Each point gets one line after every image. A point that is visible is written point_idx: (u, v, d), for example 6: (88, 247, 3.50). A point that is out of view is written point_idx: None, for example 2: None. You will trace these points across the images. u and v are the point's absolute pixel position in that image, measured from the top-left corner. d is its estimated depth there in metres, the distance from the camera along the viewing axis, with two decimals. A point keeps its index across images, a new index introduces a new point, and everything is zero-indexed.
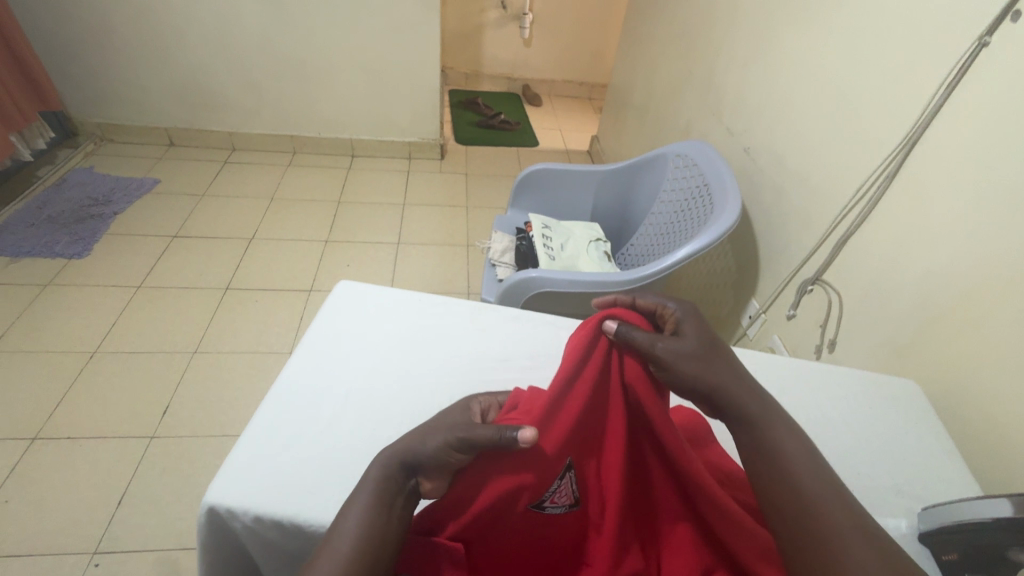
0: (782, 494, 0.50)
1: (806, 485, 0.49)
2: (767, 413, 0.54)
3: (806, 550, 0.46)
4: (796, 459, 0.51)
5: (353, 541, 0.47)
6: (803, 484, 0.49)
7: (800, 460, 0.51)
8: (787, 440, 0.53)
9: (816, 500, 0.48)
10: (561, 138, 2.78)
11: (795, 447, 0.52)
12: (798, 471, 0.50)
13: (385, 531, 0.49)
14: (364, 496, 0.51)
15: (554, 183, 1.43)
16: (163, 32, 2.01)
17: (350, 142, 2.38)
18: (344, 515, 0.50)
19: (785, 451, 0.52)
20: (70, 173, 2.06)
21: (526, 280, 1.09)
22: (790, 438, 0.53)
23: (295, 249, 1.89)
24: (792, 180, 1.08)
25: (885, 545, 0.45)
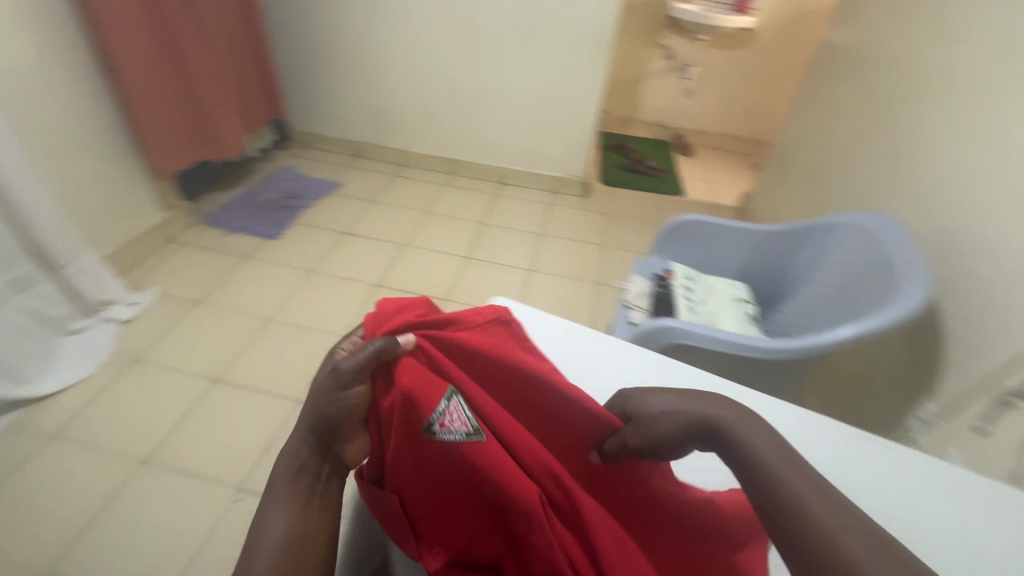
0: (778, 511, 0.50)
1: (793, 486, 0.50)
2: (704, 410, 0.60)
3: (774, 517, 0.50)
4: (788, 471, 0.51)
5: (279, 529, 0.56)
6: (785, 488, 0.51)
7: (787, 465, 0.52)
8: (749, 435, 0.56)
9: (827, 521, 0.47)
10: (709, 191, 2.69)
11: (773, 451, 0.54)
12: (791, 484, 0.50)
13: (300, 511, 0.58)
14: (286, 470, 0.59)
15: (703, 236, 1.39)
16: (370, 63, 2.37)
17: (503, 170, 2.55)
18: (277, 492, 0.58)
19: (777, 474, 0.52)
20: (278, 170, 2.49)
21: (665, 327, 1.07)
22: (755, 430, 0.56)
23: (439, 260, 2.06)
24: (1002, 270, 0.92)
25: (835, 502, 0.49)
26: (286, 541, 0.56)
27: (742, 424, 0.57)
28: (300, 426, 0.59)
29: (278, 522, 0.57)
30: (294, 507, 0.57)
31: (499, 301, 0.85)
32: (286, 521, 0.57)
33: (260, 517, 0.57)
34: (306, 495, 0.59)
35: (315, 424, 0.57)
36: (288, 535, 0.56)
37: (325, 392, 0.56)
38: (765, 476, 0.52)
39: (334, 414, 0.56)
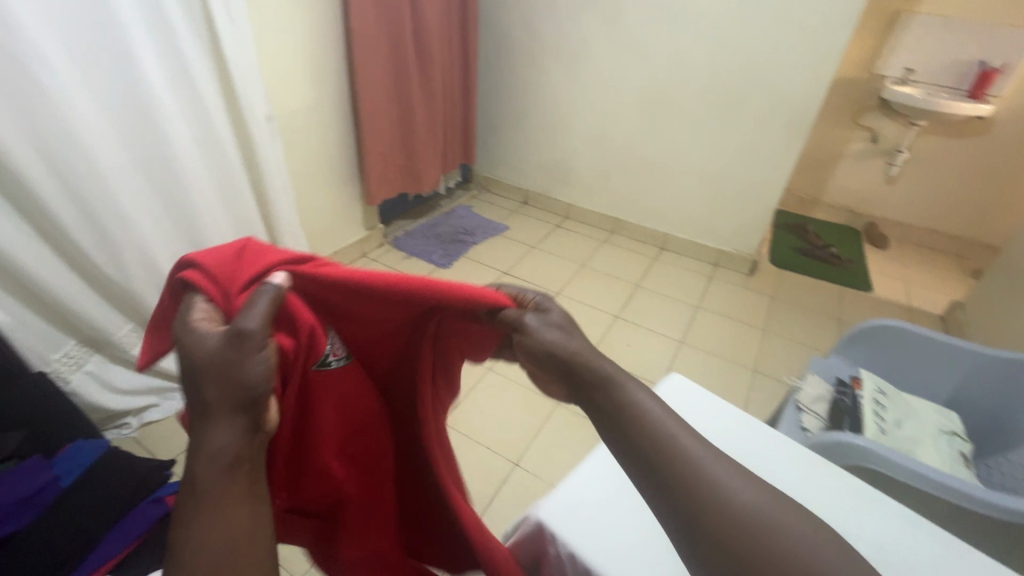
0: (718, 528, 0.39)
1: (732, 492, 0.40)
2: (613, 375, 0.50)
3: (706, 504, 0.41)
4: (714, 468, 0.42)
5: (224, 528, 0.41)
6: (715, 492, 0.40)
7: (714, 465, 0.42)
8: (670, 423, 0.45)
9: (774, 520, 0.39)
10: (905, 291, 2.34)
11: (682, 429, 0.45)
12: (726, 492, 0.40)
13: (243, 509, 0.42)
14: (214, 465, 0.42)
15: (901, 345, 1.21)
16: (556, 123, 2.57)
17: (665, 236, 2.53)
18: (201, 490, 0.41)
19: (685, 453, 0.43)
20: (457, 207, 2.79)
21: (849, 440, 0.93)
22: (655, 402, 0.47)
23: (588, 314, 2.09)
24: None
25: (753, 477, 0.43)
26: (232, 547, 0.40)
27: (646, 399, 0.47)
28: (199, 415, 0.43)
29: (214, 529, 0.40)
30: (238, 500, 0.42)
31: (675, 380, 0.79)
32: (228, 523, 0.41)
33: (190, 529, 0.40)
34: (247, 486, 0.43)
35: (226, 402, 0.43)
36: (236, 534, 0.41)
37: (213, 356, 0.44)
38: (678, 477, 0.42)
39: (252, 386, 0.43)
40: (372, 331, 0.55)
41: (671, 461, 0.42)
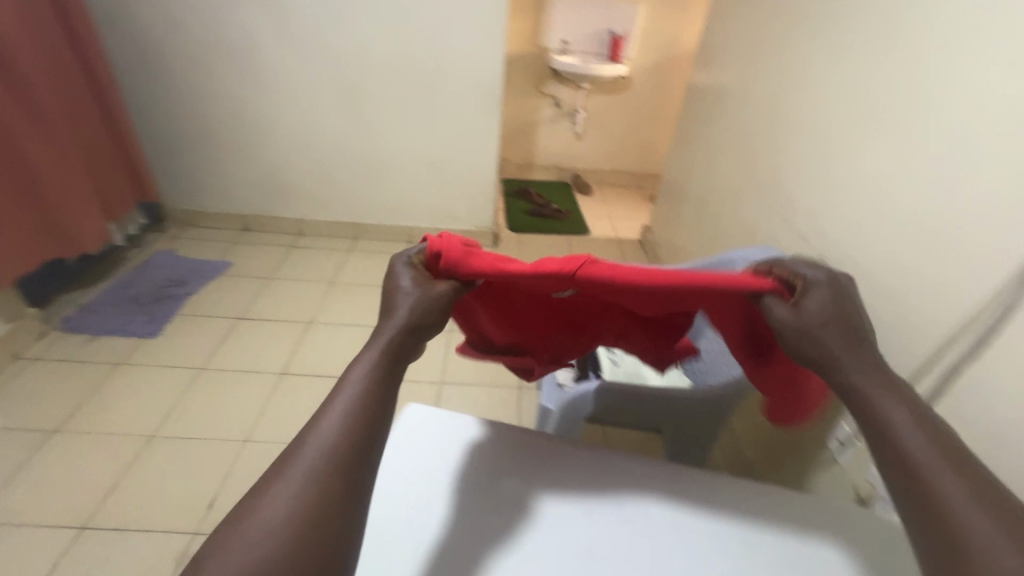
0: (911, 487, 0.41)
1: (945, 486, 0.40)
2: (852, 378, 0.48)
3: (934, 517, 0.39)
4: (924, 448, 0.42)
5: (327, 441, 0.43)
6: (936, 481, 0.40)
7: (927, 447, 0.43)
8: (893, 404, 0.46)
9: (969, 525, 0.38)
10: (612, 226, 2.81)
11: (926, 446, 0.42)
12: (944, 485, 0.40)
13: (345, 435, 0.44)
14: (349, 387, 0.47)
15: None
16: (253, 133, 2.23)
17: (410, 229, 2.48)
18: (324, 413, 0.45)
19: (914, 467, 0.42)
20: (154, 256, 2.22)
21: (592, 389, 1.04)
22: (902, 411, 0.45)
23: (350, 334, 1.92)
24: (881, 298, 1.00)
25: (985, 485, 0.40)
26: (324, 465, 0.42)
27: (847, 354, 0.49)
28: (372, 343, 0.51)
29: (322, 430, 0.43)
30: (347, 432, 0.44)
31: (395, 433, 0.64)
32: (334, 435, 0.43)
33: (299, 441, 0.44)
34: (360, 427, 0.44)
35: (387, 343, 0.51)
36: (336, 449, 0.43)
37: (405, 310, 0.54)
38: (875, 435, 0.45)
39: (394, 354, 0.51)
40: (621, 292, 0.64)
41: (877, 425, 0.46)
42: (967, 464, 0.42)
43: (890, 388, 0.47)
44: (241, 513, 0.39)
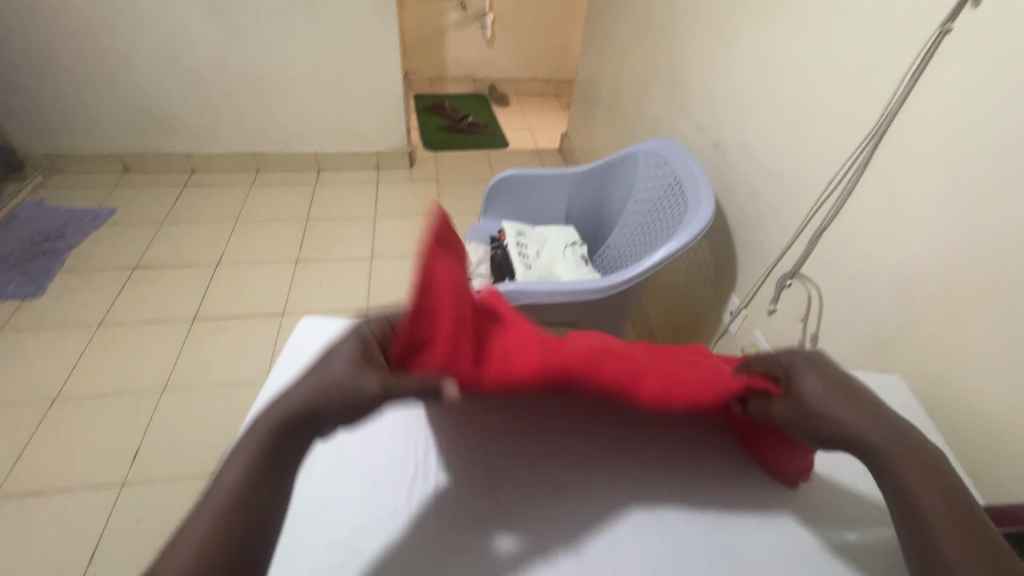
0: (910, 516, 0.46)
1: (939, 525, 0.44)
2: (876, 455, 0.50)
3: None
4: (917, 483, 0.47)
5: (234, 486, 0.43)
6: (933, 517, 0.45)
7: (914, 472, 0.48)
8: (905, 463, 0.48)
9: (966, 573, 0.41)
10: (531, 137, 2.75)
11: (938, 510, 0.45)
12: (929, 512, 0.45)
13: (254, 479, 0.44)
14: (262, 432, 0.46)
15: (523, 189, 1.39)
16: (110, 56, 1.92)
17: (316, 156, 2.31)
18: (234, 458, 0.45)
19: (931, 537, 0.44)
20: (19, 209, 1.95)
21: (504, 293, 1.06)
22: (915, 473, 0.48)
23: (263, 272, 1.83)
24: (764, 177, 1.06)
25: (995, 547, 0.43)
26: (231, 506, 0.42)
27: (845, 415, 0.52)
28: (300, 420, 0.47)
29: (233, 473, 0.44)
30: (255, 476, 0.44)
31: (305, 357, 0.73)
32: (243, 479, 0.43)
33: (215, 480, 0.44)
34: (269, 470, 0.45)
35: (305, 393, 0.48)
36: (246, 487, 0.43)
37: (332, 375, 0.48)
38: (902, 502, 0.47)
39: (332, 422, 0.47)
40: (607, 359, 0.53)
41: (875, 459, 0.50)
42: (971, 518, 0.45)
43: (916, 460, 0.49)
44: (162, 559, 0.39)
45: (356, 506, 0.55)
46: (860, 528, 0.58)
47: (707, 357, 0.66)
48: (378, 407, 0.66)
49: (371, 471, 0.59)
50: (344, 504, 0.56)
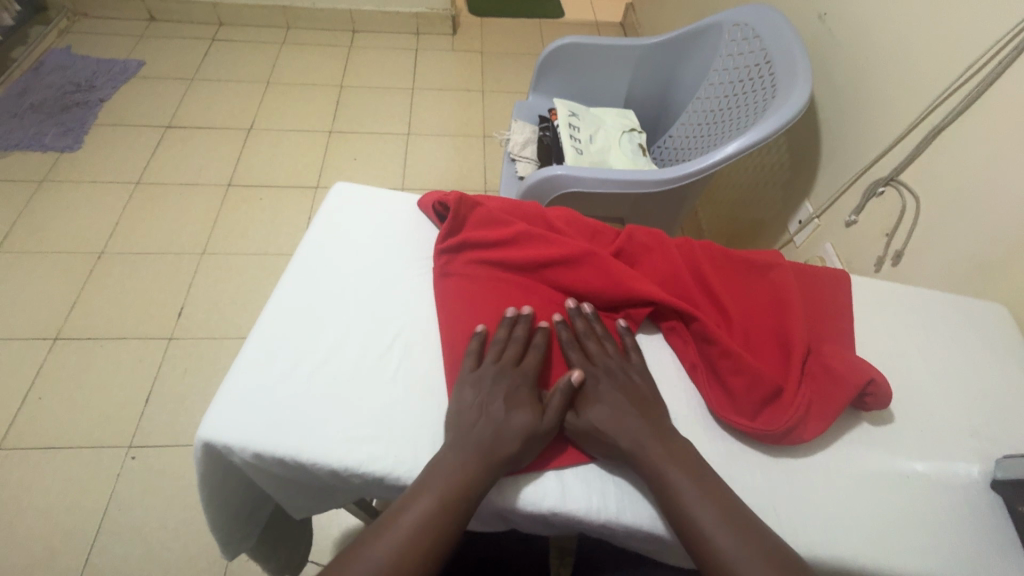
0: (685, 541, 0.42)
1: (671, 474, 0.43)
2: (645, 445, 0.45)
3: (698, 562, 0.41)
4: (615, 429, 0.46)
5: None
6: (657, 460, 0.44)
7: (620, 423, 0.46)
8: (594, 409, 0.47)
9: (710, 529, 0.41)
10: (589, 6, 2.41)
11: (707, 504, 0.42)
12: (716, 541, 0.40)
13: (477, 476, 0.43)
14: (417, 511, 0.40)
15: (581, 61, 1.22)
16: None
17: (350, 14, 2.09)
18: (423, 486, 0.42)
19: (705, 532, 0.41)
20: (47, 55, 1.87)
21: (551, 178, 0.96)
22: (682, 474, 0.44)
23: (294, 141, 1.75)
24: (876, 58, 0.88)
25: (745, 523, 0.41)
26: None
27: (623, 427, 0.46)
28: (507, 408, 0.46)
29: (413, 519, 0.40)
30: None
31: (329, 196, 0.64)
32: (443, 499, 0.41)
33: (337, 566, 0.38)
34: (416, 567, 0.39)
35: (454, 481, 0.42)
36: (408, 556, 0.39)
37: (525, 377, 0.49)
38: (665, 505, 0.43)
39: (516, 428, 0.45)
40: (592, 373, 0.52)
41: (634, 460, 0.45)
42: (738, 510, 0.42)
43: (690, 458, 0.45)
44: None
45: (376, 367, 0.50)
46: (942, 459, 0.49)
47: (784, 306, 0.55)
48: (402, 264, 0.58)
49: (392, 331, 0.53)
50: (362, 364, 0.50)
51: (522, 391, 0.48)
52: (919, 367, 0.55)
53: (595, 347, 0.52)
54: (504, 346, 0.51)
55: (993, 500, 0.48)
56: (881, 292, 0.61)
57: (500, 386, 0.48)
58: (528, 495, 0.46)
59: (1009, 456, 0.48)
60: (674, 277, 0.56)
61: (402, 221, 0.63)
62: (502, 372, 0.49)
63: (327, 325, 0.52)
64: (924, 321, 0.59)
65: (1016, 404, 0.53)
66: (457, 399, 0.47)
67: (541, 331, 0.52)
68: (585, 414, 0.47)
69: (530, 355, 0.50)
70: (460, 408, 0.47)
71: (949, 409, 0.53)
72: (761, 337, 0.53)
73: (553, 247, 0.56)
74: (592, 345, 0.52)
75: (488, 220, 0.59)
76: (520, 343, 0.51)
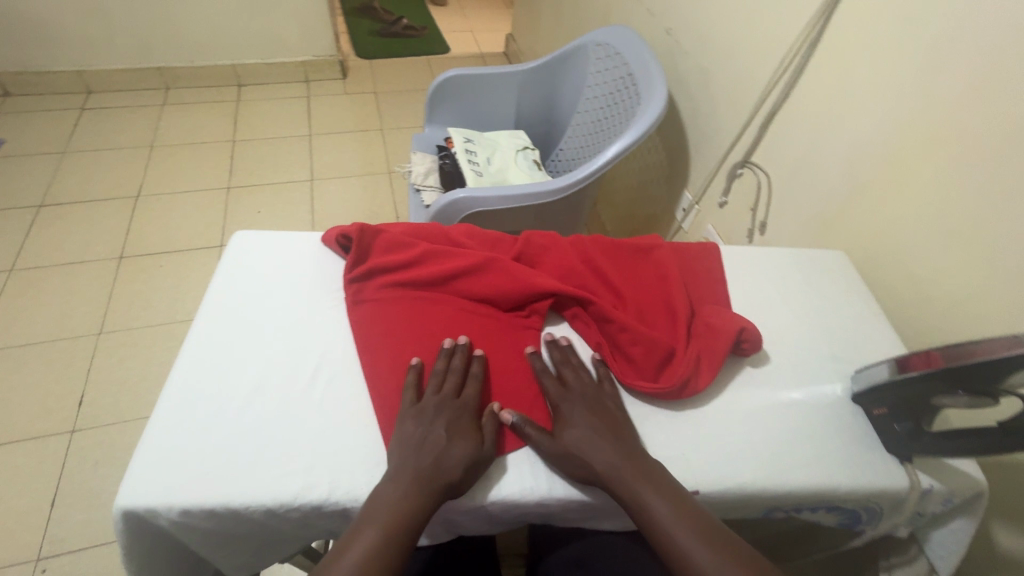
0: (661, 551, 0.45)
1: (643, 494, 0.46)
2: (614, 465, 0.48)
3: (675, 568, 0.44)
4: (590, 452, 0.49)
5: None
6: (630, 483, 0.47)
7: (594, 447, 0.49)
8: (571, 433, 0.50)
9: (683, 542, 0.44)
10: (473, 40, 2.54)
11: (675, 516, 0.45)
12: (688, 550, 0.44)
13: (414, 503, 0.44)
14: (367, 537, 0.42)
15: (468, 91, 1.30)
16: None
17: (232, 68, 2.05)
18: (370, 514, 0.44)
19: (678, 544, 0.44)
20: None
21: (454, 201, 1.01)
22: (651, 491, 0.46)
23: (190, 202, 1.68)
24: (716, 62, 1.02)
25: (710, 529, 0.45)
26: None
27: (593, 449, 0.49)
28: (439, 439, 0.48)
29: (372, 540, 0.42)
30: None
31: (232, 244, 0.64)
32: (392, 516, 0.43)
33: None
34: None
35: (398, 502, 0.44)
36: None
37: (465, 407, 0.51)
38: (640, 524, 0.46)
39: (449, 459, 0.47)
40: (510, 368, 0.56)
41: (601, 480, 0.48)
42: (704, 515, 0.46)
43: (659, 472, 0.48)
44: None
45: (300, 402, 0.51)
46: (811, 386, 0.58)
47: (668, 280, 0.62)
48: (314, 300, 0.59)
49: (313, 365, 0.54)
50: (285, 402, 0.51)
51: (463, 420, 0.50)
52: (784, 314, 0.65)
53: (571, 376, 0.55)
54: (443, 379, 0.52)
55: (854, 410, 0.57)
56: (745, 256, 0.71)
57: (440, 418, 0.49)
58: (516, 484, 0.49)
59: (859, 371, 0.58)
60: (577, 274, 0.61)
61: (309, 258, 0.64)
62: (443, 404, 0.50)
63: (244, 371, 0.52)
64: (783, 273, 0.69)
65: (860, 329, 0.64)
66: (397, 433, 0.49)
67: (477, 361, 0.54)
68: (562, 438, 0.50)
69: (469, 387, 0.52)
70: (399, 439, 0.48)
71: (811, 343, 0.62)
72: (651, 309, 0.60)
73: (458, 260, 0.60)
74: (568, 372, 0.55)
75: (397, 245, 0.62)
76: (458, 375, 0.53)
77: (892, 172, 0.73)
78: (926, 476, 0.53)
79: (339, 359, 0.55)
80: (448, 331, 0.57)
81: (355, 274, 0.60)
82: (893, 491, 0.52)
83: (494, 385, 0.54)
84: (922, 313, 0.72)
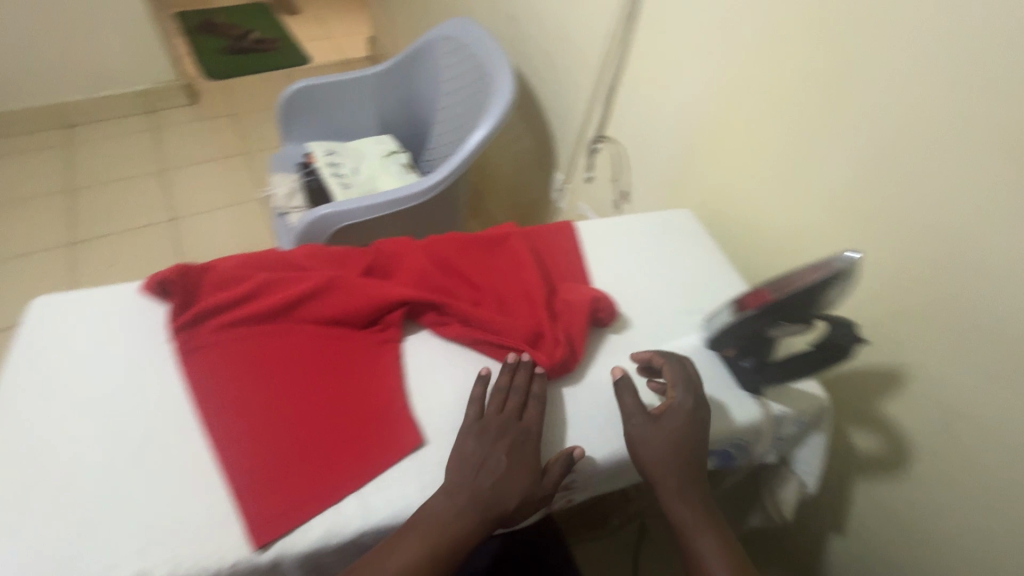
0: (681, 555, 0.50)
1: (687, 517, 0.50)
2: (683, 478, 0.50)
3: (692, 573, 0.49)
4: (666, 457, 0.50)
5: None
6: (676, 502, 0.50)
7: (672, 453, 0.50)
8: (670, 431, 0.51)
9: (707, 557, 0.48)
10: (335, 47, 2.42)
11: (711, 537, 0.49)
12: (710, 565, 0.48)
13: (462, 525, 0.45)
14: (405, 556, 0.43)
15: (321, 101, 1.23)
16: None
17: (55, 107, 1.81)
18: (418, 529, 0.45)
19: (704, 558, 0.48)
20: None
21: (316, 220, 0.95)
22: (696, 507, 0.50)
23: (26, 267, 1.46)
24: (558, 44, 1.05)
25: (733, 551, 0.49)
26: None
27: (680, 452, 0.50)
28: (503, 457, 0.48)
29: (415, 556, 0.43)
30: None
31: (29, 313, 0.55)
32: (440, 534, 0.44)
33: None
34: None
35: (445, 521, 0.45)
36: None
37: (525, 431, 0.50)
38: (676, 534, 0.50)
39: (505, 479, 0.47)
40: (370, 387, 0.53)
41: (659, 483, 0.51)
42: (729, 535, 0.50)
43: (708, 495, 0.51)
44: None
45: (127, 481, 0.45)
46: (670, 343, 0.61)
47: (522, 266, 0.62)
48: (137, 359, 0.53)
49: (140, 433, 0.48)
50: (109, 484, 0.45)
51: (526, 443, 0.49)
52: (642, 278, 0.67)
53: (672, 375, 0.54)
54: (505, 395, 0.52)
55: (711, 357, 0.60)
56: (600, 227, 0.73)
57: (504, 436, 0.49)
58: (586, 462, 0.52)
59: (707, 318, 0.61)
60: (431, 276, 0.60)
61: (127, 312, 0.56)
62: (506, 423, 0.50)
63: (54, 460, 0.46)
64: (637, 238, 0.72)
65: (710, 280, 0.68)
66: (462, 446, 0.49)
67: (540, 378, 0.53)
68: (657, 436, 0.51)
69: (531, 408, 0.51)
70: (460, 457, 0.48)
71: (669, 302, 0.65)
72: (509, 298, 0.60)
73: (298, 286, 0.56)
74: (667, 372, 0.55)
75: (228, 281, 0.56)
76: (521, 393, 0.52)
77: (720, 129, 0.78)
78: (777, 403, 0.58)
79: (172, 420, 0.49)
80: (296, 363, 0.53)
81: (181, 322, 0.54)
82: (751, 424, 0.56)
83: (353, 409, 0.51)
84: (764, 254, 0.78)
